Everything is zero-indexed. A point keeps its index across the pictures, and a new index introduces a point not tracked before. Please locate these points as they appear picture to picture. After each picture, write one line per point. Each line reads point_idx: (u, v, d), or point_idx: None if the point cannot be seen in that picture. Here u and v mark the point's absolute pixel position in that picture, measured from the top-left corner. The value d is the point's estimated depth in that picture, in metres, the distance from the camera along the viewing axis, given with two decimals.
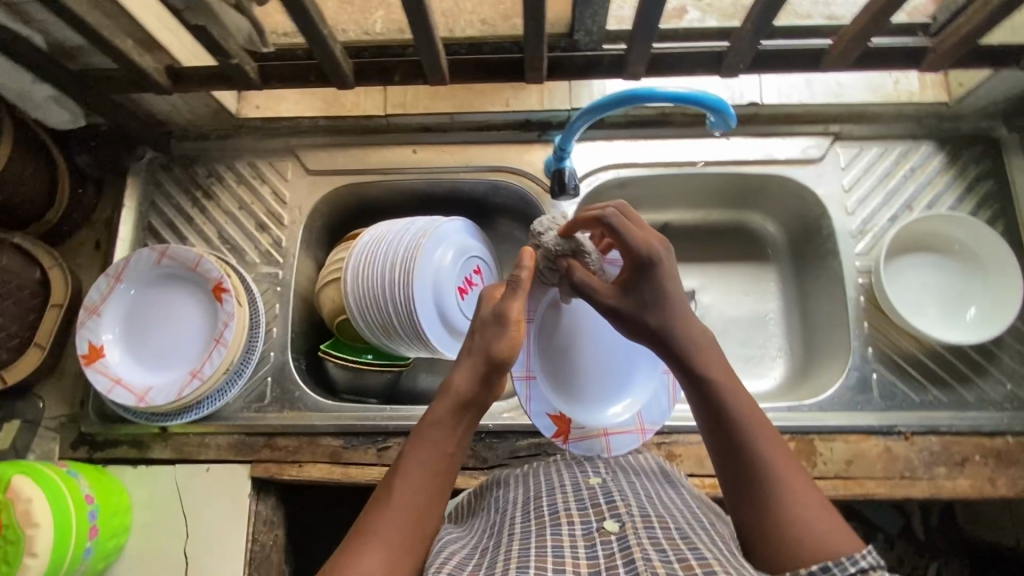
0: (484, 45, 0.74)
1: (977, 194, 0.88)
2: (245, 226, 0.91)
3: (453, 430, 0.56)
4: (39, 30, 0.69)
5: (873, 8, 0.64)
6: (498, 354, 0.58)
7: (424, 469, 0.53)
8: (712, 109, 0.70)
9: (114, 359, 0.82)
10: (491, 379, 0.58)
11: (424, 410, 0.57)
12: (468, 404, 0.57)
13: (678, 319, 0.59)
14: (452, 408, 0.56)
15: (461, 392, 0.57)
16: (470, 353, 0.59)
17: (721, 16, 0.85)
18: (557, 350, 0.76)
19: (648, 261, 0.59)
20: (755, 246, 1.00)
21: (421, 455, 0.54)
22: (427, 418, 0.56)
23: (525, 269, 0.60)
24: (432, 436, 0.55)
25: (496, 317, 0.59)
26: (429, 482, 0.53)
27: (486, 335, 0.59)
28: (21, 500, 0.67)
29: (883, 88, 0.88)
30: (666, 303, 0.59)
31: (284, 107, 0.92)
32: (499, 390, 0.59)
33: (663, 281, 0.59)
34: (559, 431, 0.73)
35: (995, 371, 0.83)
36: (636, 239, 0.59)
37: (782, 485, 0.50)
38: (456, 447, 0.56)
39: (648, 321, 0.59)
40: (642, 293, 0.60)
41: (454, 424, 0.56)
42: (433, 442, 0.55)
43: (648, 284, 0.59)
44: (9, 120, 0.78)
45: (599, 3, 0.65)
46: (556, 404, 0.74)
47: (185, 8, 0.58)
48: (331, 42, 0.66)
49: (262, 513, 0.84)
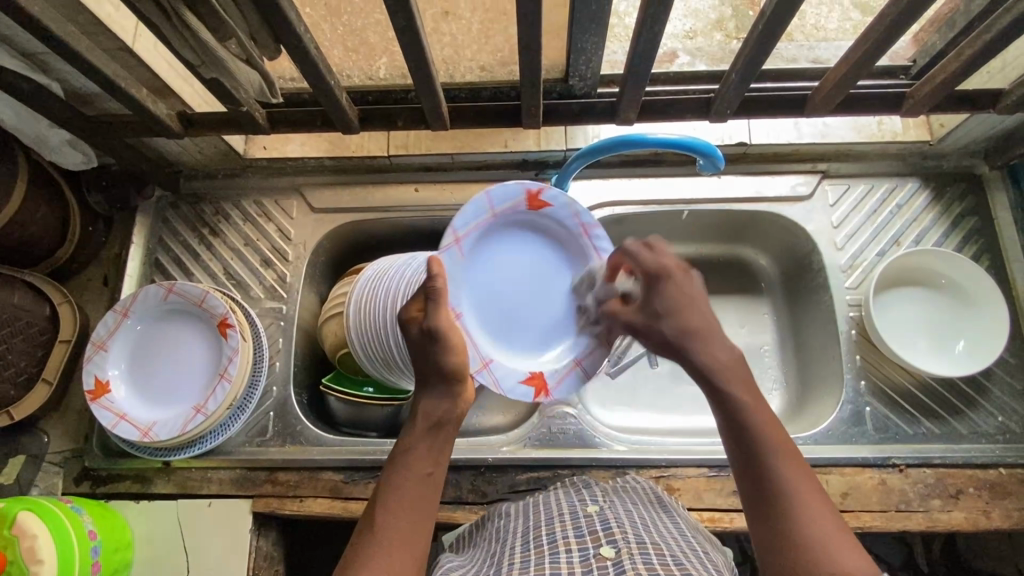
0: (483, 91, 0.80)
1: (962, 230, 0.90)
2: (251, 262, 0.94)
3: (428, 449, 0.57)
4: (57, 78, 0.73)
5: (852, 59, 0.68)
6: (450, 367, 0.60)
7: (406, 491, 0.54)
8: (702, 154, 0.73)
9: (119, 395, 0.83)
10: (456, 392, 0.60)
11: (399, 436, 0.59)
12: (440, 420, 0.59)
13: (697, 321, 0.60)
14: (424, 428, 0.58)
15: (430, 412, 0.59)
16: (427, 375, 0.61)
17: (710, 60, 0.89)
18: (500, 328, 0.72)
19: (657, 274, 0.63)
20: (749, 279, 1.03)
21: (401, 478, 0.55)
22: (402, 442, 0.58)
23: (436, 275, 0.61)
24: (410, 457, 0.56)
25: (428, 335, 0.60)
26: (411, 502, 0.54)
27: (428, 354, 0.60)
28: (26, 537, 0.68)
29: (868, 128, 0.91)
30: (683, 312, 0.60)
31: (291, 148, 0.95)
32: (465, 395, 0.61)
33: (670, 290, 0.62)
34: (540, 390, 0.72)
35: (985, 403, 0.84)
36: (647, 257, 0.64)
37: (799, 504, 0.50)
38: (434, 465, 0.57)
39: (664, 330, 0.61)
40: (654, 301, 0.62)
41: (428, 442, 0.57)
42: (411, 464, 0.56)
43: (666, 286, 0.62)
44: (26, 163, 0.80)
45: (592, 51, 0.68)
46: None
47: (199, 63, 0.62)
48: (337, 91, 0.69)
49: (263, 548, 0.85)
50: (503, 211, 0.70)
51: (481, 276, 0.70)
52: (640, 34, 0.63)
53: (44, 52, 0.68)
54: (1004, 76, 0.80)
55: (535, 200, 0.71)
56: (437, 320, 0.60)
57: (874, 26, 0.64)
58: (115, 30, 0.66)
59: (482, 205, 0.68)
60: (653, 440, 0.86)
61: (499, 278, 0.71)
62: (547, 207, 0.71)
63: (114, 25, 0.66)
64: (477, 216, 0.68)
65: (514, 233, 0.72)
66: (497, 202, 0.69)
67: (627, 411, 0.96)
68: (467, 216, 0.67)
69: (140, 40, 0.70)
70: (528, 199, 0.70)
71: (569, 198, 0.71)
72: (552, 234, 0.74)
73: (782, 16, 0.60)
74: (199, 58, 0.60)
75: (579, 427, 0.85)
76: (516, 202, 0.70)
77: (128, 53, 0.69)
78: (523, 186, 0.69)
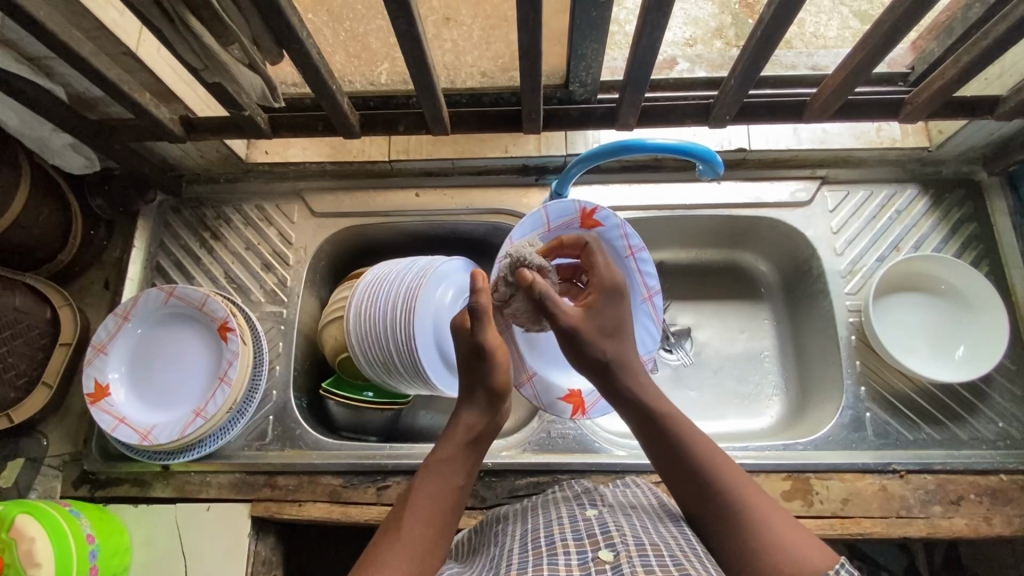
0: (484, 97, 0.80)
1: (961, 236, 0.91)
2: (252, 266, 0.94)
3: (463, 462, 0.58)
4: (61, 83, 0.73)
5: (850, 65, 0.68)
6: (494, 383, 0.61)
7: (436, 496, 0.55)
8: (699, 158, 0.74)
9: (119, 398, 0.83)
10: (495, 409, 0.62)
11: (434, 444, 0.60)
12: (479, 436, 0.60)
13: (631, 352, 0.64)
14: (464, 440, 0.59)
15: (470, 425, 0.60)
16: (470, 389, 0.62)
17: (709, 67, 0.90)
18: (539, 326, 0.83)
19: (615, 289, 0.65)
20: (748, 286, 1.03)
21: (434, 484, 0.56)
22: (440, 449, 0.59)
23: (481, 291, 0.60)
24: (445, 466, 0.58)
25: (474, 352, 0.61)
26: (441, 510, 0.54)
27: (476, 372, 0.61)
28: (24, 539, 0.68)
29: (867, 135, 0.91)
30: (621, 334, 0.64)
31: (292, 153, 0.95)
32: (503, 414, 0.63)
33: (617, 311, 0.64)
34: (575, 408, 0.84)
35: (986, 409, 0.84)
36: (607, 271, 0.67)
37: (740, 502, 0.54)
38: (466, 479, 0.58)
39: (603, 351, 0.62)
40: (604, 319, 0.64)
41: (464, 457, 0.59)
42: (444, 473, 0.57)
43: (612, 304, 0.64)
44: (29, 167, 0.81)
45: (592, 57, 0.69)
46: (564, 386, 0.85)
47: (202, 67, 0.62)
48: (338, 96, 0.70)
49: (261, 552, 0.84)
50: (559, 227, 0.84)
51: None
52: (639, 41, 0.63)
53: (49, 56, 0.68)
54: (1002, 83, 0.80)
55: (588, 219, 0.83)
56: (488, 337, 0.61)
57: (872, 33, 0.64)
58: (119, 35, 0.66)
59: (540, 219, 0.83)
60: None
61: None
62: (600, 227, 0.83)
63: (118, 30, 0.66)
64: (533, 227, 0.83)
65: None
66: (552, 217, 0.83)
67: None
68: (526, 228, 0.83)
69: (144, 45, 0.70)
70: (583, 217, 0.83)
71: (620, 220, 0.82)
72: (598, 248, 0.85)
73: (780, 22, 0.60)
74: (202, 62, 0.61)
75: (578, 431, 0.85)
76: (570, 220, 0.83)
77: (132, 57, 0.70)
78: (579, 206, 0.82)
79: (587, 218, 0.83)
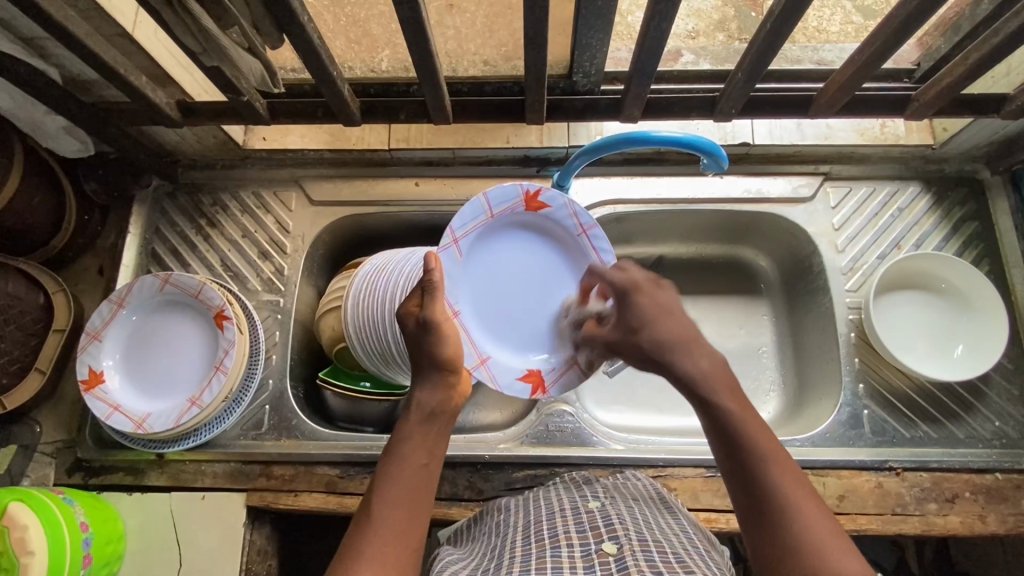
0: (486, 86, 0.78)
1: (962, 235, 0.90)
2: (248, 254, 0.93)
3: (425, 439, 0.56)
4: (55, 64, 0.72)
5: (857, 62, 0.67)
6: (445, 358, 0.60)
7: (403, 479, 0.53)
8: (706, 152, 0.73)
9: (113, 385, 0.82)
10: (448, 382, 0.60)
11: (393, 428, 0.58)
12: (435, 411, 0.58)
13: (668, 333, 0.58)
14: (419, 418, 0.57)
15: (426, 403, 0.58)
16: (421, 369, 0.61)
17: (713, 60, 0.88)
18: (500, 316, 0.75)
19: (627, 285, 0.63)
20: (748, 281, 1.02)
21: (398, 467, 0.54)
22: (399, 433, 0.57)
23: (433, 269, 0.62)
24: (407, 448, 0.55)
25: (423, 326, 0.61)
26: (410, 490, 0.53)
27: (424, 346, 0.61)
28: (17, 527, 0.67)
29: (870, 131, 0.91)
30: (658, 318, 0.59)
31: (290, 140, 0.94)
32: (460, 389, 0.61)
33: (646, 301, 0.61)
34: (535, 386, 0.74)
35: (983, 408, 0.85)
36: (624, 276, 0.64)
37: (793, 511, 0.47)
38: (430, 457, 0.56)
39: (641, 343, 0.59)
40: (628, 315, 0.61)
41: (425, 434, 0.57)
42: (405, 454, 0.55)
43: (638, 305, 0.61)
44: (22, 150, 0.79)
45: (597, 48, 0.68)
46: (521, 364, 0.75)
47: (200, 50, 0.61)
48: (339, 83, 0.69)
49: (257, 542, 0.84)
50: (503, 212, 0.73)
51: (478, 274, 0.73)
52: (646, 32, 0.62)
53: (42, 37, 0.67)
54: (1008, 81, 0.80)
55: (534, 201, 0.74)
56: (434, 312, 0.61)
57: (883, 28, 0.63)
58: (114, 17, 0.65)
59: (480, 207, 0.72)
60: (650, 440, 0.86)
61: (499, 272, 0.75)
62: (547, 207, 0.74)
63: (114, 11, 0.65)
64: (475, 216, 0.71)
65: (515, 229, 0.75)
66: (494, 203, 0.72)
67: (626, 410, 0.95)
68: (466, 215, 0.70)
69: (140, 27, 0.69)
70: (528, 199, 0.73)
71: (566, 197, 0.74)
72: (548, 228, 0.76)
73: (790, 15, 0.59)
74: (201, 45, 0.60)
75: (577, 425, 0.85)
76: (515, 203, 0.73)
77: (128, 40, 0.68)
78: (521, 188, 0.72)
79: (530, 201, 0.74)
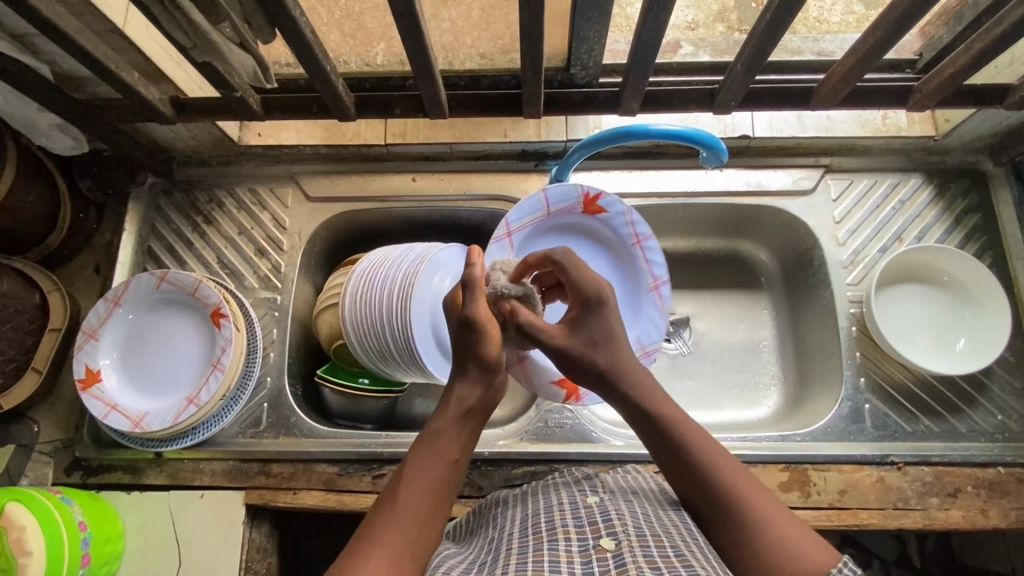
0: (482, 79, 0.77)
1: (965, 227, 0.90)
2: (245, 251, 0.92)
3: (458, 435, 0.56)
4: (46, 60, 0.71)
5: (858, 52, 0.66)
6: (486, 356, 0.58)
7: (431, 471, 0.53)
8: (704, 145, 0.73)
9: (111, 384, 0.82)
10: (488, 381, 0.59)
11: (427, 420, 0.57)
12: (473, 409, 0.57)
13: (623, 354, 0.60)
14: (456, 414, 0.56)
15: (464, 398, 0.57)
16: (460, 362, 0.59)
17: (713, 52, 0.88)
18: None
19: (597, 299, 0.61)
20: (749, 275, 1.02)
21: (426, 458, 0.54)
22: (432, 425, 0.56)
23: (475, 265, 0.60)
24: (438, 440, 0.55)
25: (463, 322, 0.58)
26: (437, 485, 0.52)
27: (463, 342, 0.59)
28: (14, 528, 0.67)
29: (871, 123, 0.90)
30: (612, 341, 0.60)
31: (285, 135, 0.93)
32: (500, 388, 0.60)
33: (604, 313, 0.61)
34: (570, 392, 0.83)
35: (985, 402, 0.84)
36: (584, 277, 0.61)
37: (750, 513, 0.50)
38: (460, 453, 0.55)
39: (596, 360, 0.59)
40: (590, 331, 0.60)
41: (460, 430, 0.56)
42: (438, 447, 0.54)
43: (595, 319, 0.60)
44: (15, 148, 0.79)
45: (595, 39, 0.67)
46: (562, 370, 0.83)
47: (191, 46, 0.60)
48: (333, 78, 0.68)
49: (256, 540, 0.84)
50: (559, 211, 0.85)
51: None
52: (644, 23, 0.61)
53: (32, 33, 0.66)
54: (1011, 71, 0.79)
55: (591, 204, 0.84)
56: (475, 309, 0.58)
57: (884, 17, 0.62)
58: (104, 12, 0.64)
59: (540, 203, 0.84)
60: None
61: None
62: (603, 212, 0.85)
63: (104, 6, 0.64)
64: (533, 211, 0.84)
65: (564, 234, 0.87)
66: (552, 201, 0.84)
67: None
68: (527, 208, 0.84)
69: (131, 23, 0.68)
70: (585, 202, 0.84)
71: (624, 206, 0.84)
72: (603, 235, 0.87)
73: (789, 6, 0.58)
74: (191, 41, 0.59)
75: (576, 421, 0.85)
76: (572, 204, 0.85)
77: (119, 35, 0.67)
78: (581, 190, 0.84)
79: (590, 204, 0.84)
